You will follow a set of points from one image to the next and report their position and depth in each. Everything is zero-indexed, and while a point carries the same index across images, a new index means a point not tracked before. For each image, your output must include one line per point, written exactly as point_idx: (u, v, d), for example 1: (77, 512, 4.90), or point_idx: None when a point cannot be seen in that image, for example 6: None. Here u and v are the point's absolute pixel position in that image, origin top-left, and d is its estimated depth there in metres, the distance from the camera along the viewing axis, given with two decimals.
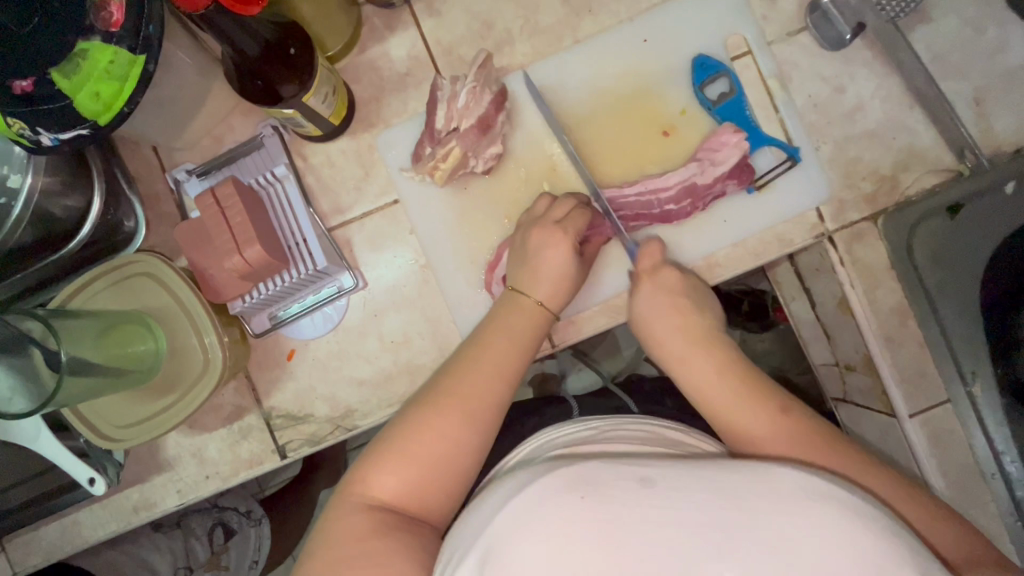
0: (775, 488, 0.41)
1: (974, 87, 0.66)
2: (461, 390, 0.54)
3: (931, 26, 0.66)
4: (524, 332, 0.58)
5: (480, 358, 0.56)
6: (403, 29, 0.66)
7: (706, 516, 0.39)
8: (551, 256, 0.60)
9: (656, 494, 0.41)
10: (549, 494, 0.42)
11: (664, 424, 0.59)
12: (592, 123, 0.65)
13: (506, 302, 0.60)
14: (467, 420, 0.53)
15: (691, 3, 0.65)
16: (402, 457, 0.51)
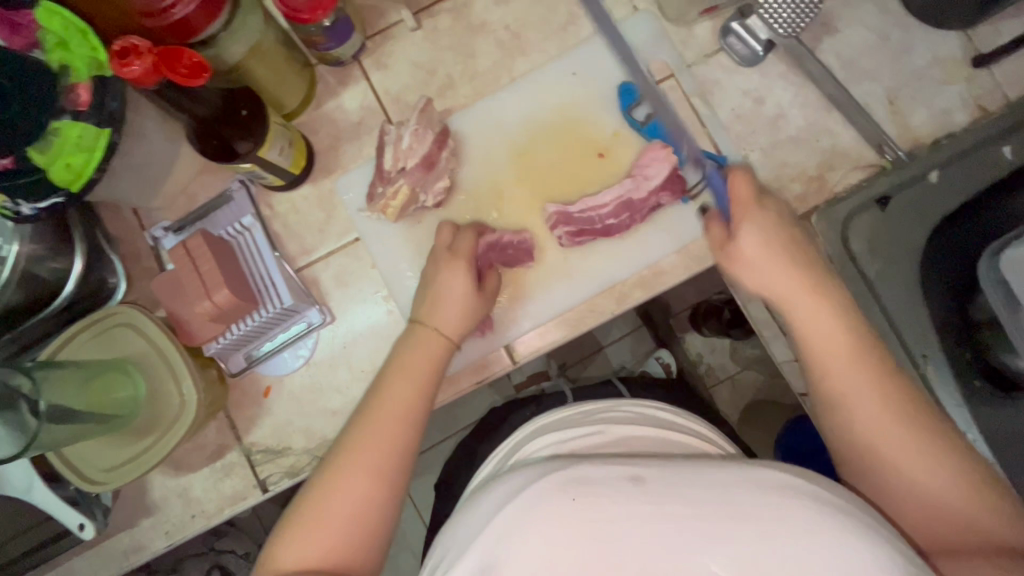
0: (757, 479, 0.44)
1: (885, 88, 0.70)
2: (368, 438, 0.55)
3: (838, 36, 0.71)
4: (412, 369, 0.60)
5: (385, 407, 0.57)
6: (354, 83, 0.73)
7: (694, 510, 0.42)
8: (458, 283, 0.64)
9: (645, 491, 0.44)
10: (546, 497, 0.44)
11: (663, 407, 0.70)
12: (532, 151, 0.70)
13: (411, 335, 0.63)
14: (370, 466, 0.53)
15: (612, 37, 0.71)
16: (321, 514, 0.51)
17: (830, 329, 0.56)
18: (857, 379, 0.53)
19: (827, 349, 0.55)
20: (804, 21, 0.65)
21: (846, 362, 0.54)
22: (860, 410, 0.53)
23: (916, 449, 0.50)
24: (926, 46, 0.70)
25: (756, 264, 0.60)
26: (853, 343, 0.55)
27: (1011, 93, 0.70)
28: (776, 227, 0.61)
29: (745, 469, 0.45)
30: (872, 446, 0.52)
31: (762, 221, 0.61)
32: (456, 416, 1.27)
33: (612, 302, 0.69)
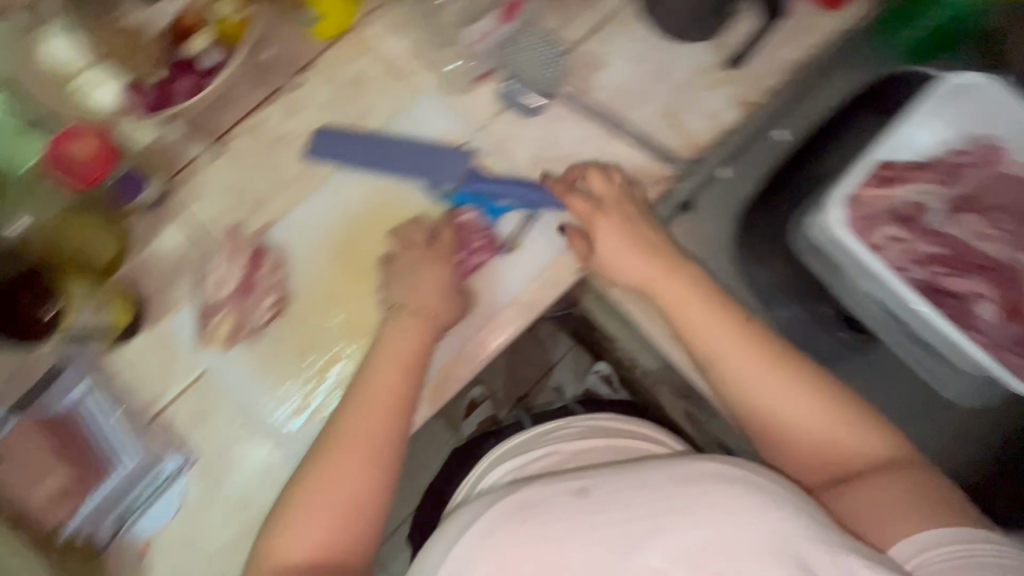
0: (689, 471, 0.51)
1: (661, 105, 0.76)
2: (358, 431, 0.58)
3: (608, 68, 0.77)
4: (402, 349, 0.63)
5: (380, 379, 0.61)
6: (168, 223, 0.73)
7: (633, 513, 0.50)
8: (436, 274, 0.67)
9: (587, 503, 0.52)
10: (502, 520, 0.53)
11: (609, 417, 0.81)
12: (356, 244, 0.73)
13: (395, 325, 0.64)
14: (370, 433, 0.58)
15: (405, 122, 0.76)
16: (307, 510, 0.55)
17: (722, 328, 0.61)
18: (755, 375, 0.59)
19: (721, 350, 0.60)
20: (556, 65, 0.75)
21: (746, 359, 0.59)
22: (749, 383, 0.59)
23: (805, 405, 0.58)
24: (686, 60, 0.77)
25: (634, 273, 0.67)
26: (740, 334, 0.60)
27: (769, 84, 0.77)
28: (629, 228, 0.68)
29: (681, 466, 0.52)
30: (768, 420, 0.59)
31: (621, 227, 0.68)
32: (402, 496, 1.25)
33: (467, 365, 0.71)
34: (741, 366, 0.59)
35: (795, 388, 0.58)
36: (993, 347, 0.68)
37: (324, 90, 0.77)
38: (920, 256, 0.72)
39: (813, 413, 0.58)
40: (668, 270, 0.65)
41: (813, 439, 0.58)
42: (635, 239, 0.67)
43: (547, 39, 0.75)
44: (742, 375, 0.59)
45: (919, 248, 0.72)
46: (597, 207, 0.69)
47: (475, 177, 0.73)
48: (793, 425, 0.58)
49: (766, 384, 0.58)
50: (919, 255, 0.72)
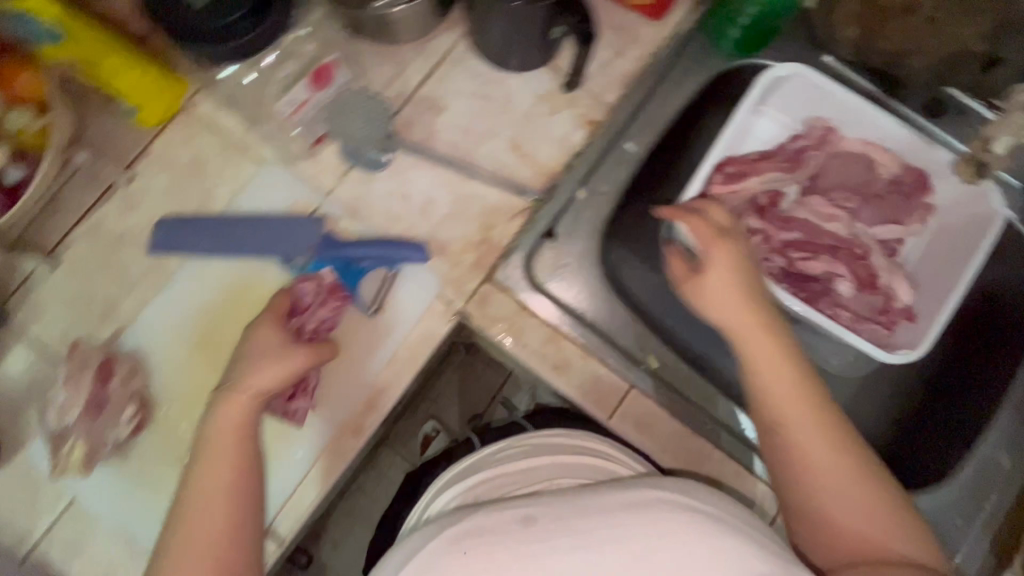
0: (645, 504, 0.47)
1: (506, 139, 0.76)
2: (192, 537, 0.54)
3: (448, 110, 0.77)
4: (231, 424, 0.58)
5: (214, 461, 0.57)
6: (10, 348, 0.69)
7: (583, 545, 0.45)
8: (262, 339, 0.62)
9: (534, 534, 0.47)
10: (441, 555, 0.47)
11: (569, 436, 0.69)
12: (217, 334, 0.70)
13: (220, 407, 0.59)
14: (208, 521, 0.54)
15: (250, 199, 0.73)
16: None
17: (793, 390, 0.57)
18: (803, 437, 0.56)
19: (789, 416, 0.57)
20: (382, 121, 0.74)
21: (813, 433, 0.56)
22: (799, 440, 0.56)
23: (848, 475, 0.55)
24: (524, 90, 0.77)
25: (732, 317, 0.61)
26: (815, 405, 0.57)
27: (610, 99, 0.78)
28: (740, 277, 0.62)
29: (632, 494, 0.48)
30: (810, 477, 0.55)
31: (732, 270, 0.62)
32: None
33: (351, 437, 0.69)
34: (793, 432, 0.56)
35: (847, 467, 0.55)
36: (856, 320, 0.72)
37: (160, 179, 0.73)
38: (780, 245, 0.74)
39: (855, 495, 0.54)
40: (753, 326, 0.60)
41: (834, 512, 0.54)
42: (748, 289, 0.61)
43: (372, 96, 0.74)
44: (811, 449, 0.55)
45: (779, 238, 0.74)
46: (707, 254, 0.63)
47: (328, 243, 0.71)
48: (823, 501, 0.55)
49: (812, 451, 0.55)
50: (779, 245, 0.74)
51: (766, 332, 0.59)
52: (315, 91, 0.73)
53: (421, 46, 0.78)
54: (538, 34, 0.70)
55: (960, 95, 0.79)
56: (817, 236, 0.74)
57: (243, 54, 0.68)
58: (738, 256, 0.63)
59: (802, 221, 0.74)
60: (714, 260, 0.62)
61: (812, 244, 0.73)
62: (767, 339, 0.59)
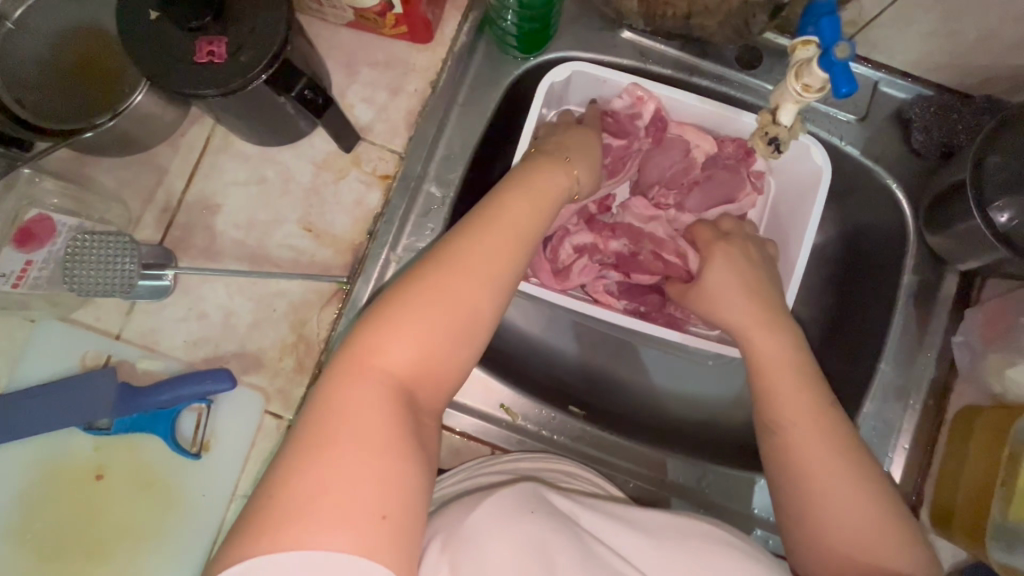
0: (676, 520, 0.54)
1: (297, 221, 0.69)
2: (471, 282, 0.47)
3: (224, 208, 0.69)
4: (556, 184, 0.56)
5: (509, 229, 0.51)
6: None
7: (640, 534, 0.52)
8: (578, 138, 0.62)
9: (584, 521, 0.52)
10: (510, 512, 0.48)
11: (523, 455, 0.65)
12: (36, 522, 0.64)
13: (513, 184, 0.55)
14: (469, 322, 0.47)
15: (31, 366, 0.66)
16: (372, 369, 0.44)
17: (796, 400, 0.52)
18: (809, 423, 0.51)
19: (795, 417, 0.52)
20: (130, 256, 0.63)
21: (818, 437, 0.51)
22: (798, 436, 0.51)
23: (841, 475, 0.49)
24: (301, 164, 0.70)
25: (735, 320, 0.58)
26: (819, 409, 0.52)
27: (397, 146, 0.71)
28: (746, 269, 0.60)
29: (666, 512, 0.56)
30: (807, 472, 0.50)
31: (738, 266, 0.60)
32: None
33: None
34: (780, 444, 0.52)
35: (844, 463, 0.50)
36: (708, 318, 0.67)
37: None
38: (612, 257, 0.69)
39: (859, 500, 0.49)
40: (758, 327, 0.56)
41: (822, 522, 0.49)
42: (764, 307, 0.58)
43: (107, 235, 0.63)
44: (811, 448, 0.50)
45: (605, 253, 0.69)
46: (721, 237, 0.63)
47: (125, 396, 0.63)
48: (827, 507, 0.49)
49: (810, 458, 0.50)
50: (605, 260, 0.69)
51: (766, 322, 0.57)
52: (30, 253, 0.64)
53: (175, 142, 0.69)
54: (283, 108, 0.62)
55: (774, 36, 0.71)
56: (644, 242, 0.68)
57: None
58: (738, 274, 0.60)
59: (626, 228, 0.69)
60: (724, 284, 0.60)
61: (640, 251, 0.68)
62: (767, 327, 0.56)
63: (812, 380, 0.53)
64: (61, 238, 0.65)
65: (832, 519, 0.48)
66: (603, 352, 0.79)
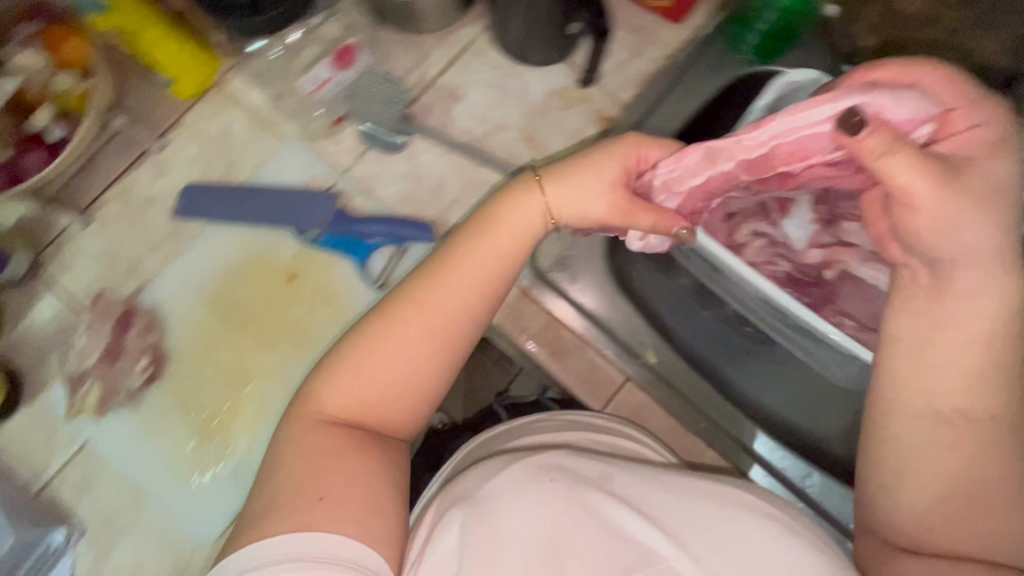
0: (720, 495, 0.52)
1: (520, 130, 0.78)
2: (410, 329, 0.53)
3: (465, 99, 0.79)
4: (536, 216, 0.57)
5: (453, 279, 0.55)
6: (41, 296, 0.74)
7: (667, 513, 0.51)
8: (595, 158, 0.58)
9: (612, 487, 0.53)
10: (529, 479, 0.52)
11: (603, 415, 0.68)
12: (228, 297, 0.74)
13: (500, 201, 0.58)
14: (412, 372, 0.53)
15: (270, 172, 0.77)
16: (318, 406, 0.53)
17: (957, 390, 0.48)
18: (971, 415, 0.48)
19: (959, 407, 0.48)
20: (399, 103, 0.77)
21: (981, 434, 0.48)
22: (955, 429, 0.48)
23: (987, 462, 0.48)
24: (539, 84, 0.79)
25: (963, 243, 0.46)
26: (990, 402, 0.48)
27: (623, 97, 0.80)
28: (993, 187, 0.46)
29: (713, 486, 0.54)
30: (946, 459, 0.48)
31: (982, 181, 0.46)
32: None
33: None
34: (911, 435, 0.49)
35: (993, 463, 0.48)
36: (862, 330, 0.71)
37: (190, 148, 0.78)
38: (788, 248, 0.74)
39: (997, 498, 0.48)
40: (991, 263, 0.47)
41: (944, 510, 0.48)
42: (999, 223, 0.46)
43: (388, 78, 0.78)
44: (966, 447, 0.48)
45: (639, 203, 0.57)
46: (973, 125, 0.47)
47: (339, 217, 0.73)
48: (953, 497, 0.48)
49: (943, 453, 0.48)
50: (642, 215, 0.57)
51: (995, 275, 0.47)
52: (336, 69, 0.75)
53: (444, 35, 0.80)
54: (555, 27, 0.72)
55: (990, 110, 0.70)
56: (777, 150, 0.53)
57: (243, 32, 0.72)
58: (1000, 178, 0.46)
59: (736, 144, 0.55)
60: (967, 172, 0.46)
61: (755, 171, 0.56)
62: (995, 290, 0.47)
63: (995, 360, 0.47)
64: (357, 70, 0.77)
65: (952, 510, 0.48)
66: (722, 350, 0.78)
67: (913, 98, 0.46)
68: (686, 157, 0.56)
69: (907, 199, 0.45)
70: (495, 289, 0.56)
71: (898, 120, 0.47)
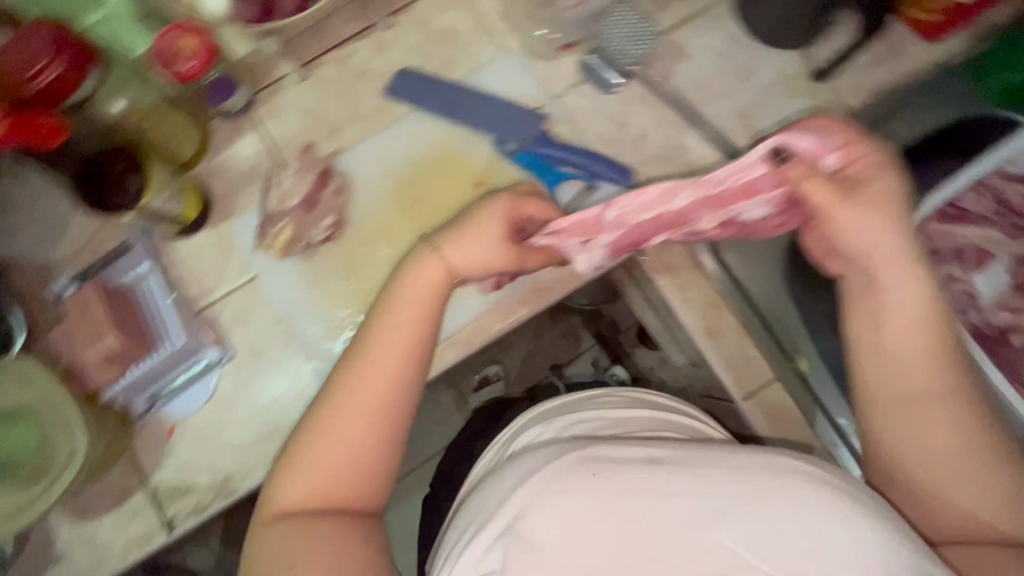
0: (773, 462, 0.50)
1: (736, 105, 0.76)
2: (337, 421, 0.56)
3: (690, 60, 0.77)
4: (427, 285, 0.61)
5: (376, 379, 0.57)
6: (246, 132, 0.77)
7: (715, 493, 0.49)
8: (488, 215, 0.63)
9: (659, 470, 0.51)
10: (569, 470, 0.53)
11: (671, 403, 0.71)
12: (414, 184, 0.76)
13: (406, 273, 0.62)
14: (359, 450, 0.56)
15: (483, 78, 0.78)
16: (306, 487, 0.55)
17: (917, 371, 0.54)
18: (936, 401, 0.53)
19: (925, 395, 0.53)
20: (638, 50, 0.77)
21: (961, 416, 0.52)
22: (944, 417, 0.52)
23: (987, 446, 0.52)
24: (769, 66, 0.77)
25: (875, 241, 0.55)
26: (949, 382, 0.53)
27: (851, 102, 0.76)
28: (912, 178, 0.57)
29: (762, 454, 0.51)
30: (952, 449, 0.52)
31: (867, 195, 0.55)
32: (418, 449, 1.31)
33: (498, 320, 0.73)
34: (904, 429, 0.54)
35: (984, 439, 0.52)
36: None
37: (414, 35, 0.79)
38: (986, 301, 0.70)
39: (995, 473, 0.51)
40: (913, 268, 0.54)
41: (989, 501, 0.51)
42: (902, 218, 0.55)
43: (639, 21, 0.77)
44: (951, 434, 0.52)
45: (531, 246, 0.66)
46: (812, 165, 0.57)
47: (546, 140, 0.74)
48: (971, 484, 0.51)
49: (950, 449, 0.52)
50: (533, 257, 0.66)
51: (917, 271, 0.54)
52: None
53: None
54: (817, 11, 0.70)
55: None
56: (725, 191, 0.60)
57: None
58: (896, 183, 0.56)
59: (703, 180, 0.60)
60: (864, 180, 0.56)
61: (672, 225, 0.62)
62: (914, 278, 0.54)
63: (940, 337, 0.54)
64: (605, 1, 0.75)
65: (972, 497, 0.51)
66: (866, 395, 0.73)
67: (811, 133, 0.58)
68: (645, 193, 0.61)
69: (828, 216, 0.56)
70: (417, 375, 0.59)
71: (806, 152, 0.57)
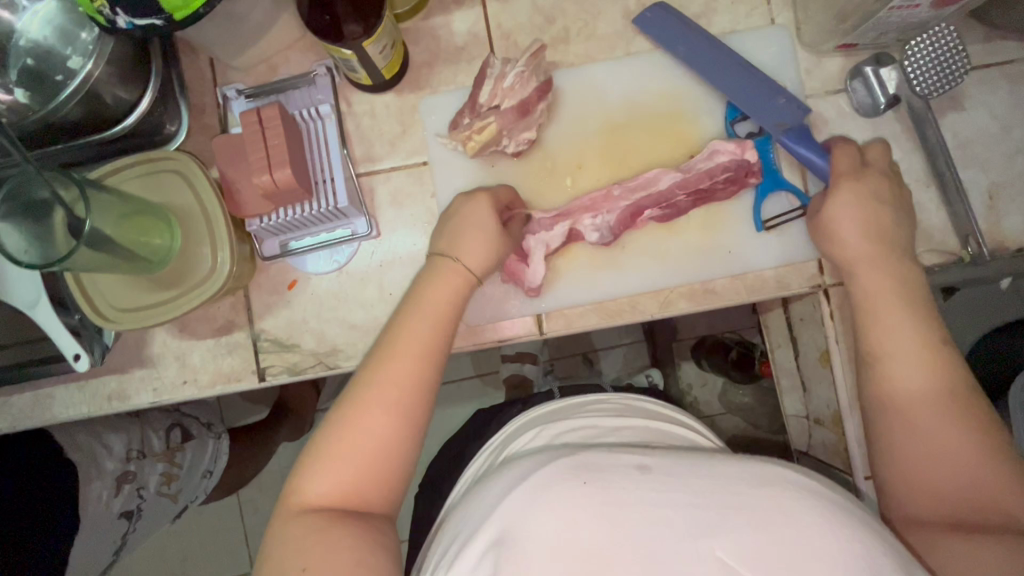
0: (768, 476, 0.46)
1: (989, 181, 0.68)
2: (372, 399, 0.51)
3: (962, 114, 0.69)
4: (445, 297, 0.57)
5: (402, 354, 0.53)
6: (468, 4, 0.69)
7: (699, 500, 0.44)
8: (475, 217, 0.61)
9: (650, 477, 0.46)
10: (557, 478, 0.47)
11: (694, 427, 0.66)
12: (625, 130, 0.68)
13: (433, 268, 0.59)
14: (385, 447, 0.50)
15: (740, 44, 0.69)
16: (335, 455, 0.50)
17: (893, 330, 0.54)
18: (906, 368, 0.53)
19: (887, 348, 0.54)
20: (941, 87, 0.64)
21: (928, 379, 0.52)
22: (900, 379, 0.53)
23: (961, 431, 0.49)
24: None
25: (836, 232, 0.59)
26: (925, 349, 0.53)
27: None
28: (864, 205, 0.59)
29: (752, 465, 0.47)
30: (917, 418, 0.51)
31: (857, 201, 0.59)
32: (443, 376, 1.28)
33: (654, 304, 0.68)
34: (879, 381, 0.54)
35: (955, 416, 0.50)
36: None
37: None
38: None
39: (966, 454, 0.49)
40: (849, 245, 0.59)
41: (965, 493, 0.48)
42: (861, 214, 0.59)
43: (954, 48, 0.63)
44: (913, 402, 0.51)
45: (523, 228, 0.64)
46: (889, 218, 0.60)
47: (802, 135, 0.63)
48: (929, 468, 0.50)
49: (921, 420, 0.51)
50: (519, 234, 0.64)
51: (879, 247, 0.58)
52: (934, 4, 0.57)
53: (992, 36, 0.69)
54: None
55: None
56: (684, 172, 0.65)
57: None
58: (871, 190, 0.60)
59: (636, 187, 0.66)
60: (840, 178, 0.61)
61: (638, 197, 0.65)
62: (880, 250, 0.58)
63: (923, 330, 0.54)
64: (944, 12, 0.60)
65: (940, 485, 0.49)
66: None
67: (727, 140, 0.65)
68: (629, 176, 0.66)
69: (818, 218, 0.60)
70: (445, 351, 0.56)
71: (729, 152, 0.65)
